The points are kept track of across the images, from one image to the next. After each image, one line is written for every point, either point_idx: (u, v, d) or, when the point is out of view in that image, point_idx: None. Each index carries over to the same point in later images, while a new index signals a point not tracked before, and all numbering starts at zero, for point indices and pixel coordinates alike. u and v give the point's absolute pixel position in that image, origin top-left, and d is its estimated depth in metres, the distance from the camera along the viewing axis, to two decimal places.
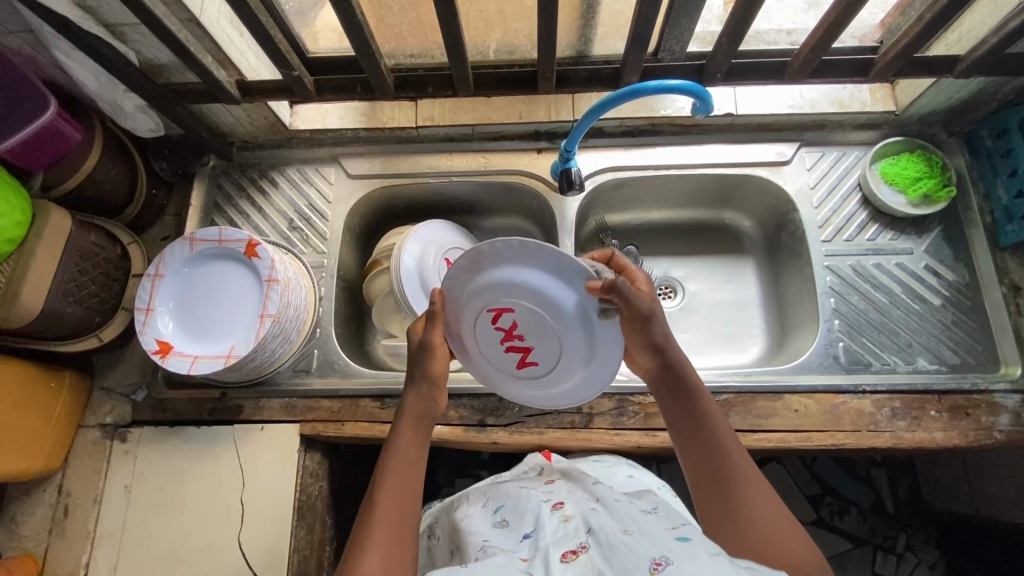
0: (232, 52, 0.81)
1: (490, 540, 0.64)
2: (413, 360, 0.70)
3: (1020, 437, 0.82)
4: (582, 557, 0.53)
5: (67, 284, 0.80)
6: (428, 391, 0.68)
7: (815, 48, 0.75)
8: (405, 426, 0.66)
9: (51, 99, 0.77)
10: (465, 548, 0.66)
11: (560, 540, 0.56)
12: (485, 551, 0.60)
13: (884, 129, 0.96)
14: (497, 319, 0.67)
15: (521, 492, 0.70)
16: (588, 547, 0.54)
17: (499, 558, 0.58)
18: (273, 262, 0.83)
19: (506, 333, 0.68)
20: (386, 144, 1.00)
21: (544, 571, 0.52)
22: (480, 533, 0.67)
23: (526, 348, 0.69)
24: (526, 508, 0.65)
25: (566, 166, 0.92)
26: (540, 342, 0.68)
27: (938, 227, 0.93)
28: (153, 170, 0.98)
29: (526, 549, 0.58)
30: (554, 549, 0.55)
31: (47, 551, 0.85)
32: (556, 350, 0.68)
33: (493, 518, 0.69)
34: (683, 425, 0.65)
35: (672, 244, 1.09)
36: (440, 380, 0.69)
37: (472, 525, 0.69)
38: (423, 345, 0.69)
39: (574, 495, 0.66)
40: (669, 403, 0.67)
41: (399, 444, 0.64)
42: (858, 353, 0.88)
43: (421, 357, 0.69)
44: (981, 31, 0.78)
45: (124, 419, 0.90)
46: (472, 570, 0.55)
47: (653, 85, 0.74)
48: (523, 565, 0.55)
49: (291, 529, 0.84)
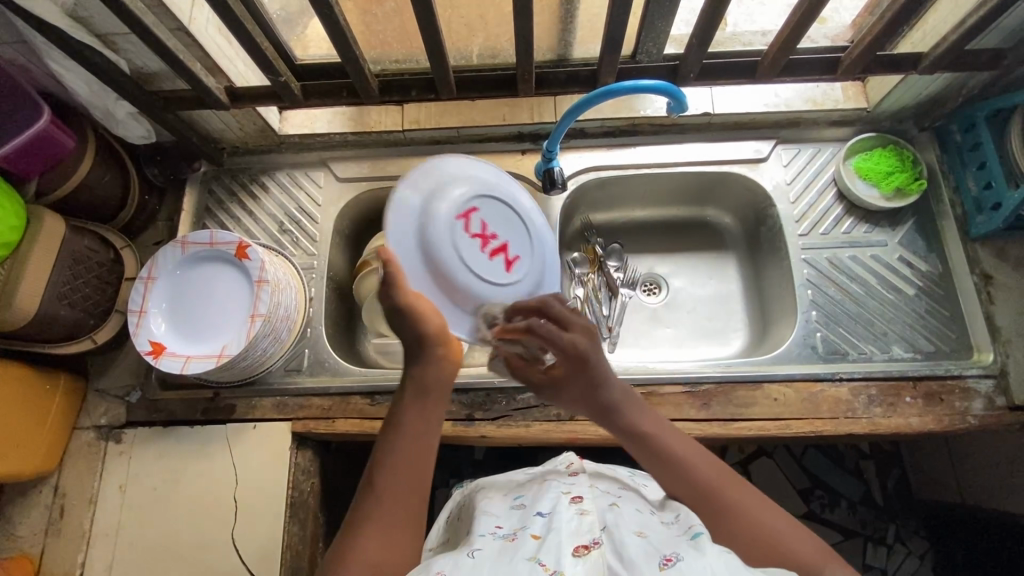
0: (221, 59, 0.84)
1: (503, 522, 0.65)
2: (399, 320, 0.63)
3: (992, 421, 0.84)
4: (593, 552, 0.54)
5: (61, 288, 0.82)
6: (430, 359, 0.64)
7: (783, 47, 0.78)
8: (411, 401, 0.64)
9: (44, 107, 0.79)
10: (476, 522, 0.67)
11: (575, 532, 0.58)
12: (496, 535, 0.62)
13: (857, 125, 0.99)
14: (468, 226, 0.65)
15: (543, 484, 0.72)
16: (600, 543, 0.56)
17: (509, 540, 0.60)
18: (262, 264, 0.86)
19: (481, 238, 0.66)
20: (374, 147, 1.03)
21: (555, 557, 0.54)
22: (495, 513, 0.68)
23: (504, 245, 0.67)
24: (546, 495, 0.67)
25: (548, 166, 0.94)
26: (507, 232, 0.68)
27: (911, 220, 0.96)
28: (144, 176, 1.00)
29: (538, 526, 0.60)
30: (567, 541, 0.56)
31: (43, 551, 0.86)
32: (518, 235, 0.69)
33: (512, 502, 0.70)
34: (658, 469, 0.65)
35: (656, 242, 1.11)
36: (445, 345, 0.64)
37: (487, 505, 0.71)
38: (400, 310, 0.61)
39: (593, 490, 0.68)
40: (637, 453, 0.68)
41: (406, 420, 0.63)
42: (836, 343, 0.90)
43: (414, 323, 0.62)
44: (943, 29, 0.81)
45: (118, 421, 0.92)
46: (482, 552, 0.57)
47: (629, 85, 0.77)
48: (534, 546, 0.57)
49: (284, 525, 0.85)
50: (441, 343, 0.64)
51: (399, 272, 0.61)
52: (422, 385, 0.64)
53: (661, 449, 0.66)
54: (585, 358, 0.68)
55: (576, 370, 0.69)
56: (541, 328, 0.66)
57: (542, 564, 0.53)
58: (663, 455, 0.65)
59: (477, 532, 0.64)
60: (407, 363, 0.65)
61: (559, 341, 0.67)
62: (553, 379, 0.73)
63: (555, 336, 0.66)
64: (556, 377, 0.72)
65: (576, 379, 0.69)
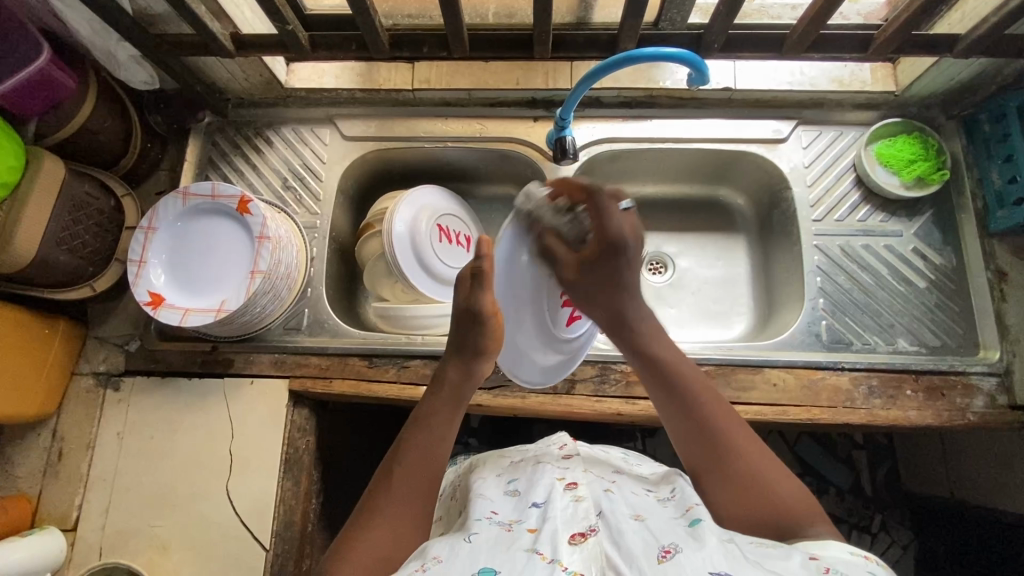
0: (227, 4, 0.81)
1: (499, 508, 0.65)
2: (463, 325, 0.73)
3: (992, 418, 0.84)
4: (589, 540, 0.55)
5: (60, 232, 0.81)
6: (469, 363, 0.73)
7: (814, 20, 0.74)
8: (442, 401, 0.71)
9: (43, 45, 0.76)
10: (472, 505, 0.67)
11: (570, 520, 0.58)
12: (492, 520, 0.62)
13: (883, 110, 0.96)
14: None
15: (536, 468, 0.72)
16: (597, 531, 0.56)
17: (506, 529, 0.59)
18: (264, 219, 0.84)
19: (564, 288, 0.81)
20: (382, 106, 1.00)
21: (551, 548, 0.54)
22: (490, 498, 0.68)
23: None
24: (540, 482, 0.68)
25: (560, 134, 0.91)
26: None
27: (928, 211, 0.93)
28: (147, 124, 0.98)
29: (534, 518, 0.60)
30: (563, 529, 0.57)
31: (41, 493, 0.87)
32: None
33: (506, 487, 0.70)
34: (665, 399, 0.70)
35: (665, 221, 1.09)
36: (485, 354, 0.73)
37: (481, 490, 0.70)
38: (473, 312, 0.72)
39: (589, 475, 0.69)
40: (648, 377, 0.72)
41: (434, 416, 0.69)
42: (841, 332, 0.89)
43: (472, 326, 0.73)
44: (983, 11, 0.77)
45: (117, 368, 0.92)
46: (479, 538, 0.58)
47: (650, 51, 0.74)
48: (531, 538, 0.57)
49: (278, 480, 0.86)
50: (485, 352, 0.73)
51: (490, 274, 0.74)
52: (457, 392, 0.72)
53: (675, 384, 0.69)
54: (622, 241, 0.76)
55: (609, 252, 0.76)
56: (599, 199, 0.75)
57: (538, 553, 0.53)
58: (672, 380, 0.70)
59: (473, 517, 0.63)
60: (447, 362, 0.74)
61: (612, 218, 0.76)
62: (581, 259, 0.76)
63: (609, 214, 0.76)
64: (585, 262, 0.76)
65: (608, 254, 0.76)
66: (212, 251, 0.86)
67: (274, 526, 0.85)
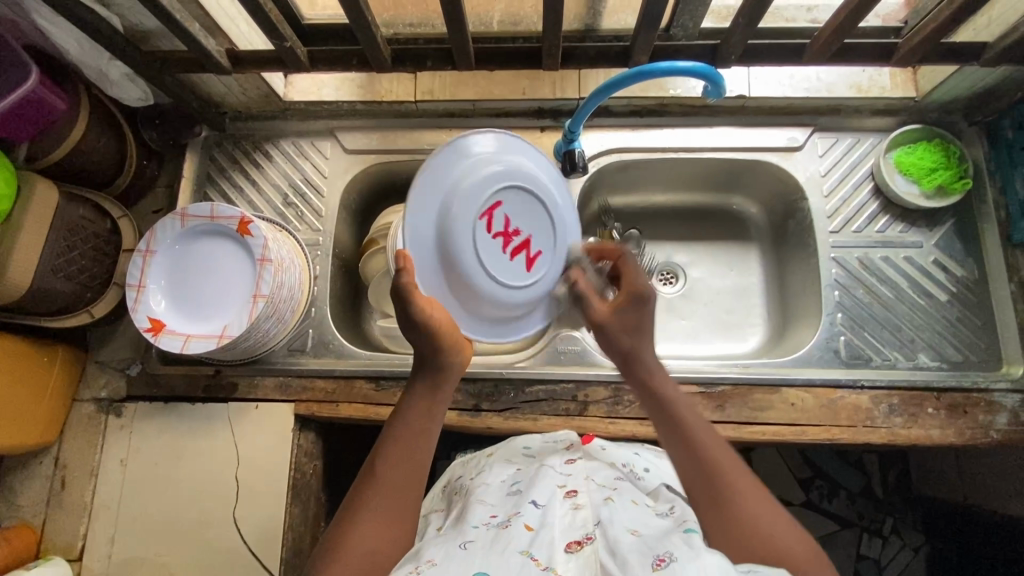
0: (222, 19, 0.78)
1: (497, 510, 0.64)
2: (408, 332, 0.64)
3: (1015, 435, 0.81)
4: (586, 549, 0.54)
5: (56, 260, 0.78)
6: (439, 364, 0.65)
7: (837, 28, 0.71)
8: (417, 396, 0.65)
9: (32, 67, 0.74)
10: (469, 510, 0.66)
11: (568, 529, 0.57)
12: (489, 524, 0.61)
13: (903, 115, 0.92)
14: (490, 224, 0.64)
15: (539, 470, 0.71)
16: (593, 539, 0.55)
17: (502, 528, 0.59)
18: (265, 241, 0.82)
19: (504, 236, 0.65)
20: (383, 118, 0.97)
21: (547, 553, 0.53)
22: (491, 501, 0.68)
23: (526, 241, 0.66)
24: (542, 483, 0.67)
25: (570, 147, 0.87)
26: (534, 226, 0.67)
27: (950, 221, 0.90)
28: (142, 141, 0.95)
29: (533, 516, 0.59)
30: (560, 537, 0.56)
31: (44, 522, 0.86)
32: (546, 227, 0.67)
33: (508, 488, 0.70)
34: (667, 433, 0.64)
35: (675, 229, 1.06)
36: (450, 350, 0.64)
37: (483, 492, 0.70)
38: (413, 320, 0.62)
39: (591, 483, 0.67)
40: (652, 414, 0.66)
41: (410, 412, 0.64)
42: (859, 348, 0.87)
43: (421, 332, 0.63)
44: (1011, 16, 0.74)
45: (119, 394, 0.90)
46: (474, 545, 0.56)
47: (664, 66, 0.70)
48: (528, 539, 0.56)
49: (285, 506, 0.85)
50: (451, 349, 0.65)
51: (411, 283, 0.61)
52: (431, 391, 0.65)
53: (678, 420, 0.64)
54: (649, 293, 0.70)
55: (635, 302, 0.69)
56: (627, 259, 0.73)
57: (534, 559, 0.52)
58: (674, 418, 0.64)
59: (469, 522, 0.63)
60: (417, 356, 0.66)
61: (639, 275, 0.71)
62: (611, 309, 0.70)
63: (636, 270, 0.72)
64: (616, 307, 0.70)
65: (634, 306, 0.69)
66: (212, 272, 0.83)
67: (282, 553, 0.83)
